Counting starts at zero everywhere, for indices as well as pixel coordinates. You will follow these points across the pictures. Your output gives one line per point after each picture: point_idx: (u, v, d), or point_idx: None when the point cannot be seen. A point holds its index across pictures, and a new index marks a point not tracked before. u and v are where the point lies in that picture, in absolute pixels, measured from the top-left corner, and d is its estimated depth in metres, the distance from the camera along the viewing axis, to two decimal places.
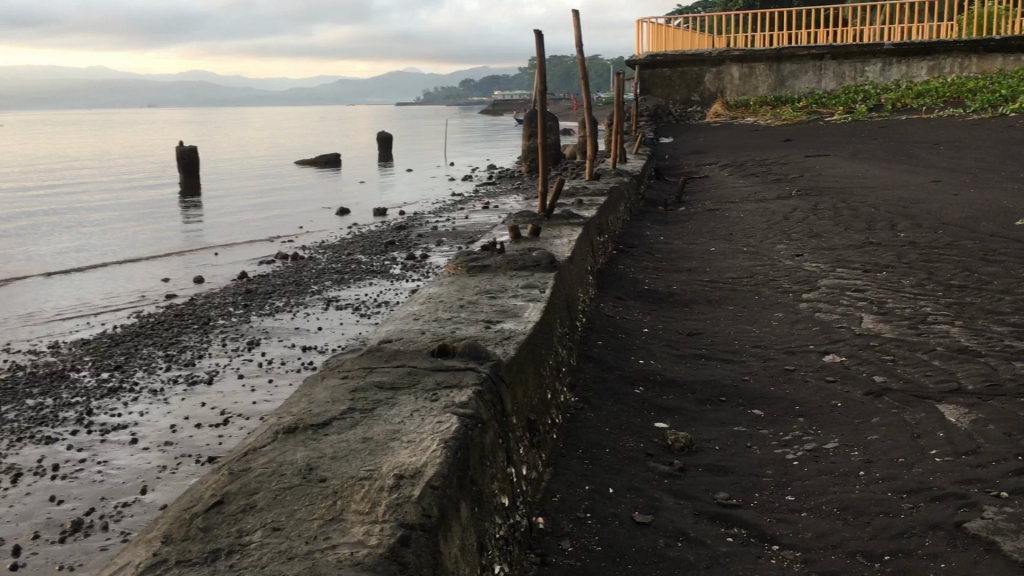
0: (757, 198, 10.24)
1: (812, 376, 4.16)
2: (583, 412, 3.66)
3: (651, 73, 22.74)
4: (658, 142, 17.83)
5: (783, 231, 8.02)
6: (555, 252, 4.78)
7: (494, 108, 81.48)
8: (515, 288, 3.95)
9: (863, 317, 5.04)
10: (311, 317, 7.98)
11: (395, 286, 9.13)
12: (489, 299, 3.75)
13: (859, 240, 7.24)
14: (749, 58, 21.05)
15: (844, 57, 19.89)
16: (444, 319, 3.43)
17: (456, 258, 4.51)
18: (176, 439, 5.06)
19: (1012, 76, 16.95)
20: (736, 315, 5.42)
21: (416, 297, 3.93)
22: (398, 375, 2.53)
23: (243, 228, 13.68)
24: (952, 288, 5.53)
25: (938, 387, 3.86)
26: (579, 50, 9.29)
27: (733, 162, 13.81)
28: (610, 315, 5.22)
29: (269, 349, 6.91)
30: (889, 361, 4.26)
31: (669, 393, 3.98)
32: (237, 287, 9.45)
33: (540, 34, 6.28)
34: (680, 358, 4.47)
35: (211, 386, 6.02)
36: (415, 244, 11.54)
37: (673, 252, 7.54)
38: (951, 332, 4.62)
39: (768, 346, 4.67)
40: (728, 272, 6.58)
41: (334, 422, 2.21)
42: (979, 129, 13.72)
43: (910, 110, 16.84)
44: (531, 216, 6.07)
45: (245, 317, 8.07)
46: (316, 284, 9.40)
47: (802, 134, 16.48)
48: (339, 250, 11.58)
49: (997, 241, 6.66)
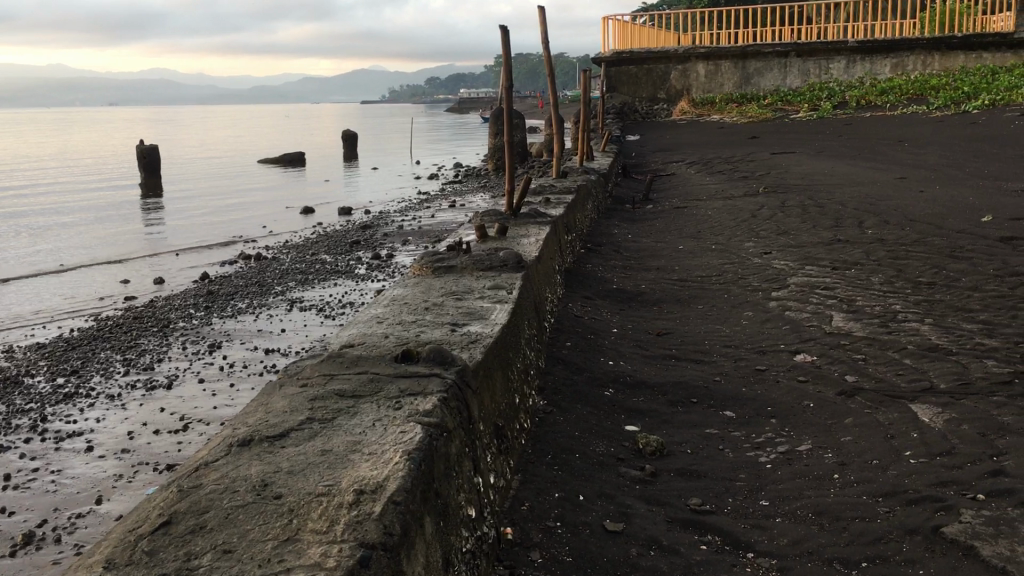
0: (725, 195, 10.23)
1: (783, 376, 4.10)
2: (552, 415, 3.58)
3: (616, 71, 22.68)
4: (625, 140, 17.81)
5: (750, 228, 7.99)
6: (522, 252, 4.68)
7: (460, 106, 81.24)
8: (482, 289, 3.85)
9: (833, 315, 5.00)
10: (274, 318, 7.83)
11: (360, 287, 9.00)
12: (455, 301, 3.65)
13: (827, 237, 7.23)
14: (714, 56, 21.09)
15: (809, 54, 20.00)
16: (409, 322, 3.32)
17: (421, 258, 4.41)
18: (133, 447, 4.90)
19: (974, 73, 17.14)
20: (706, 314, 5.36)
21: (379, 299, 3.82)
22: (360, 382, 2.42)
23: (206, 229, 13.46)
24: (921, 286, 5.52)
25: (910, 387, 3.82)
26: (546, 47, 9.21)
27: (700, 160, 13.80)
28: (578, 315, 5.14)
29: (231, 352, 6.76)
30: (860, 360, 4.22)
31: (639, 395, 3.91)
32: (198, 289, 9.26)
33: (506, 30, 6.17)
34: (649, 359, 4.40)
35: (170, 391, 5.86)
36: (381, 244, 11.41)
37: (642, 250, 7.48)
38: (921, 330, 4.60)
39: (738, 345, 4.61)
40: (696, 270, 6.53)
41: (290, 434, 2.10)
42: (943, 126, 13.83)
43: (874, 107, 16.95)
44: (498, 215, 5.98)
45: (206, 319, 7.90)
46: (280, 285, 9.24)
47: (768, 132, 16.52)
48: (303, 249, 11.41)
49: (964, 237, 6.68)
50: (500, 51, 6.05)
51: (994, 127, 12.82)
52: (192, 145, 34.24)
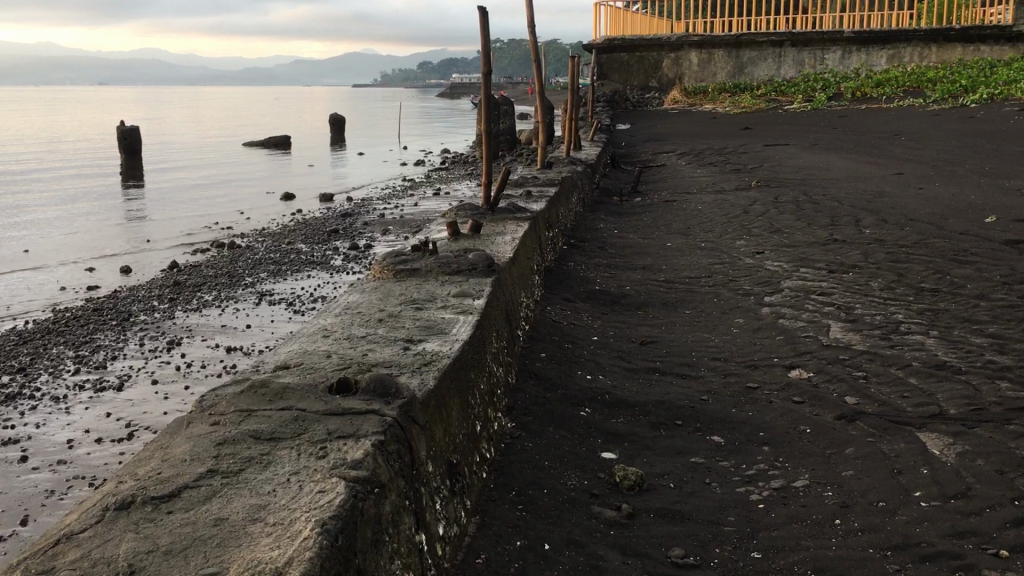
0: (715, 189, 9.88)
1: (777, 396, 3.74)
2: (520, 441, 3.20)
3: (608, 58, 22.41)
4: (616, 128, 17.44)
5: (742, 225, 7.64)
6: (495, 253, 4.30)
7: (451, 90, 80.68)
8: (446, 297, 3.47)
9: (831, 325, 4.64)
10: (241, 313, 7.43)
11: (334, 279, 8.60)
12: (415, 311, 3.27)
13: (822, 236, 6.88)
14: (708, 44, 20.71)
15: (804, 43, 19.64)
16: (358, 337, 2.94)
17: (383, 258, 4.02)
18: (70, 457, 4.51)
19: (971, 66, 16.81)
20: (694, 321, 4.99)
21: (331, 307, 3.44)
22: (281, 422, 2.03)
23: (184, 216, 13.08)
24: (923, 293, 5.17)
25: (917, 411, 3.46)
26: (533, 33, 8.81)
27: (692, 151, 13.42)
28: (557, 321, 4.77)
29: (190, 350, 6.36)
30: (861, 378, 3.85)
31: (618, 416, 3.54)
32: (165, 279, 8.85)
33: (486, 12, 5.77)
34: (630, 373, 4.03)
35: (119, 394, 5.47)
36: (360, 233, 11.00)
37: (628, 247, 7.13)
38: (926, 344, 4.24)
39: (728, 358, 4.24)
40: (684, 270, 6.17)
41: (184, 492, 1.72)
42: (941, 119, 13.50)
43: (869, 99, 16.62)
44: (474, 210, 5.60)
45: (168, 313, 7.49)
46: (250, 276, 8.83)
47: (760, 122, 16.17)
48: (280, 238, 11.01)
49: (967, 239, 6.33)
50: (480, 35, 5.64)
51: (993, 122, 12.49)
52: (180, 126, 33.72)
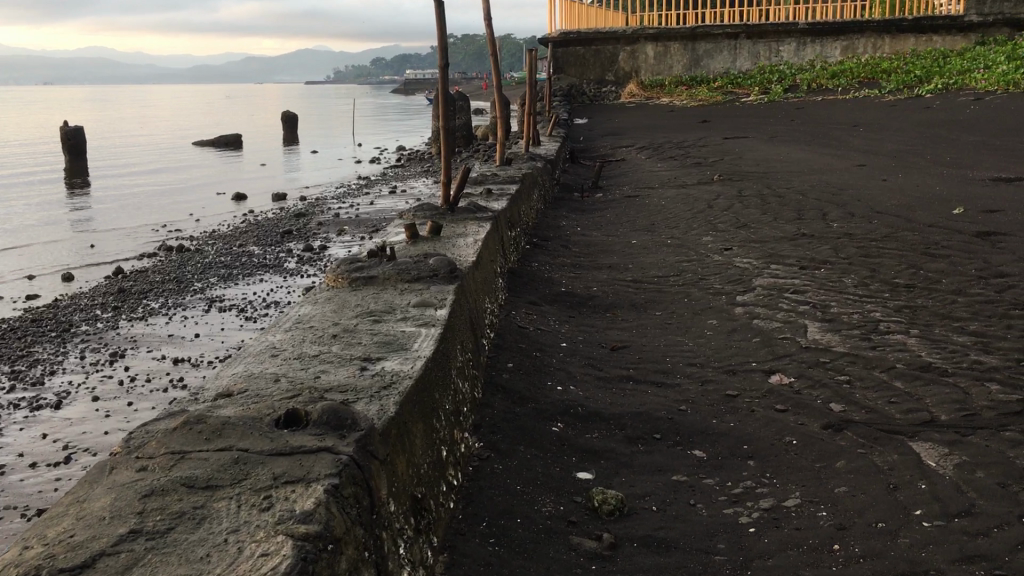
0: (677, 183, 9.71)
1: (759, 405, 3.53)
2: (489, 463, 2.97)
3: (563, 52, 21.84)
4: (573, 123, 17.26)
5: (707, 220, 7.46)
6: (456, 256, 4.05)
7: (405, 86, 80.07)
8: (405, 308, 3.22)
9: (808, 325, 4.46)
10: (190, 321, 7.09)
11: (287, 284, 8.28)
12: (372, 324, 3.02)
13: (790, 231, 6.72)
14: (663, 37, 20.58)
15: (759, 35, 19.60)
16: (310, 355, 2.67)
17: (336, 266, 3.76)
18: (2, 485, 4.19)
19: (925, 56, 16.87)
20: (665, 323, 4.78)
21: (281, 320, 3.17)
22: (219, 465, 1.77)
23: (131, 220, 12.66)
24: (899, 288, 5.01)
25: (907, 418, 3.28)
26: (489, 27, 8.55)
27: (651, 144, 13.28)
28: (523, 326, 4.53)
29: (134, 362, 6.03)
30: (845, 383, 3.66)
31: (593, 431, 3.31)
32: (109, 286, 8.47)
33: (441, 3, 5.50)
34: (603, 383, 3.80)
35: (57, 412, 5.13)
36: (315, 234, 10.68)
37: (592, 245, 6.91)
38: (908, 344, 4.07)
39: (704, 363, 4.03)
40: (651, 269, 5.98)
41: (100, 565, 1.46)
42: (898, 110, 13.48)
43: (825, 91, 16.60)
44: (433, 210, 5.35)
45: (112, 323, 7.14)
46: (199, 282, 8.49)
47: (718, 115, 16.08)
48: (231, 240, 10.66)
49: (936, 232, 6.20)
50: (436, 28, 5.37)
51: (951, 111, 12.50)
52: (127, 127, 32.99)
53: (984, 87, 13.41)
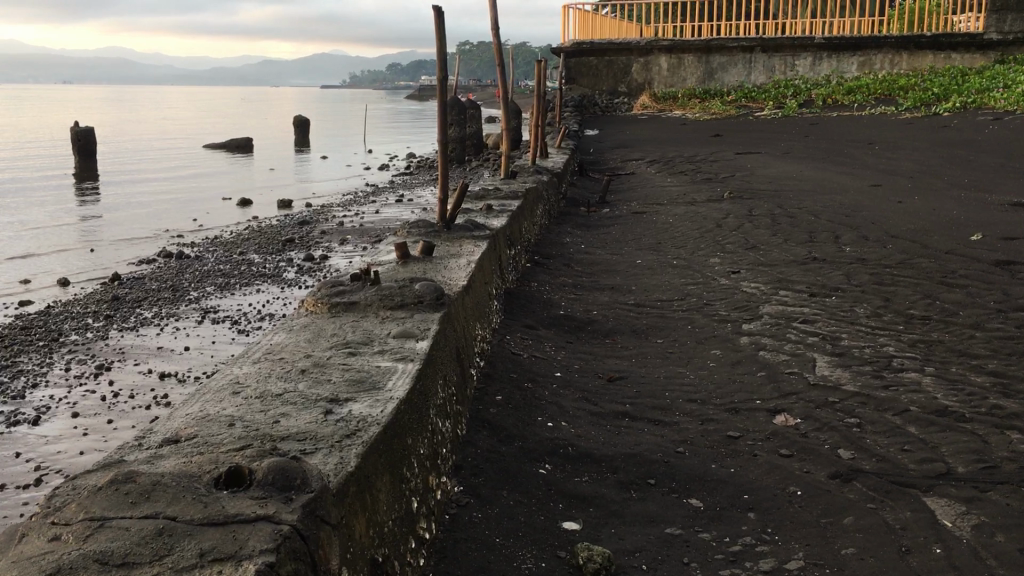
0: (687, 200, 9.49)
1: (761, 449, 3.31)
2: (467, 511, 2.75)
3: (576, 61, 21.70)
4: (584, 134, 17.06)
5: (714, 240, 7.24)
6: (445, 281, 3.84)
7: (420, 91, 80.01)
8: (385, 338, 3.01)
9: (817, 359, 4.23)
10: (181, 332, 6.89)
11: (284, 295, 8.07)
12: (346, 358, 2.81)
13: (801, 254, 6.49)
14: (677, 49, 20.36)
15: (774, 49, 19.36)
16: (273, 394, 2.47)
17: (317, 289, 3.55)
18: None
19: (943, 74, 16.62)
20: (666, 352, 4.56)
21: (250, 349, 2.97)
22: (141, 536, 1.56)
23: (134, 222, 12.51)
24: (913, 321, 4.78)
25: (920, 470, 3.05)
26: (497, 35, 8.36)
27: (661, 158, 13.06)
28: (515, 353, 4.32)
29: (120, 376, 5.84)
30: (854, 427, 3.43)
31: (583, 474, 3.09)
32: (102, 293, 8.29)
33: (441, 12, 5.32)
34: (596, 419, 3.58)
35: (34, 429, 4.93)
36: (317, 242, 10.49)
37: (596, 264, 6.70)
38: (922, 384, 3.83)
39: (705, 400, 3.80)
40: (656, 292, 5.76)
41: None
42: (915, 128, 13.24)
43: (841, 106, 16.35)
44: (428, 228, 5.15)
45: (102, 332, 6.95)
46: (195, 290, 8.30)
47: (731, 129, 15.85)
48: (231, 247, 10.47)
49: (953, 260, 5.96)
50: (436, 37, 5.19)
51: (969, 131, 12.26)
52: (139, 127, 32.95)
53: (1003, 107, 13.15)
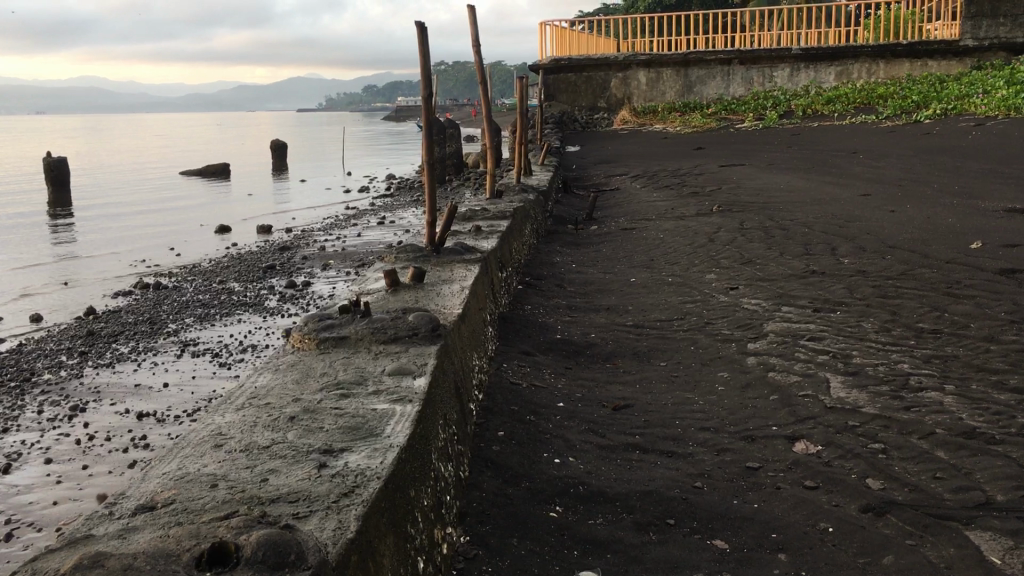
0: (675, 214, 9.32)
1: (784, 480, 3.09)
2: (476, 565, 2.53)
3: (554, 78, 21.53)
4: (565, 151, 16.91)
5: (709, 256, 7.06)
6: (439, 310, 3.61)
7: (396, 112, 79.81)
8: (379, 377, 2.78)
9: (831, 380, 4.03)
10: (159, 368, 6.62)
11: (266, 324, 7.82)
12: (340, 401, 2.58)
13: (799, 267, 6.32)
14: (656, 63, 20.24)
15: (752, 61, 19.30)
16: (262, 445, 2.24)
17: (302, 324, 3.32)
18: None
19: (921, 81, 16.60)
20: (670, 376, 4.35)
21: (235, 394, 2.74)
22: None
23: (110, 255, 12.22)
24: (924, 335, 4.60)
25: (957, 500, 2.86)
26: (477, 53, 8.18)
27: (645, 173, 12.90)
28: (514, 383, 4.09)
29: (95, 417, 5.57)
30: (880, 453, 3.23)
31: (597, 515, 2.86)
32: (77, 328, 8.02)
33: (424, 28, 5.12)
34: (606, 453, 3.35)
35: (3, 479, 4.67)
36: (298, 268, 10.24)
37: (589, 284, 6.50)
38: (945, 403, 3.64)
39: (719, 428, 3.59)
40: (653, 311, 5.56)
41: None
42: (898, 135, 13.17)
43: (821, 117, 16.26)
44: (417, 252, 4.94)
45: (76, 370, 6.68)
46: (174, 322, 8.04)
47: (712, 142, 15.75)
48: (210, 276, 10.20)
49: (956, 269, 5.80)
50: (419, 55, 4.99)
51: (953, 137, 12.19)
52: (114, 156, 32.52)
53: (984, 113, 13.07)
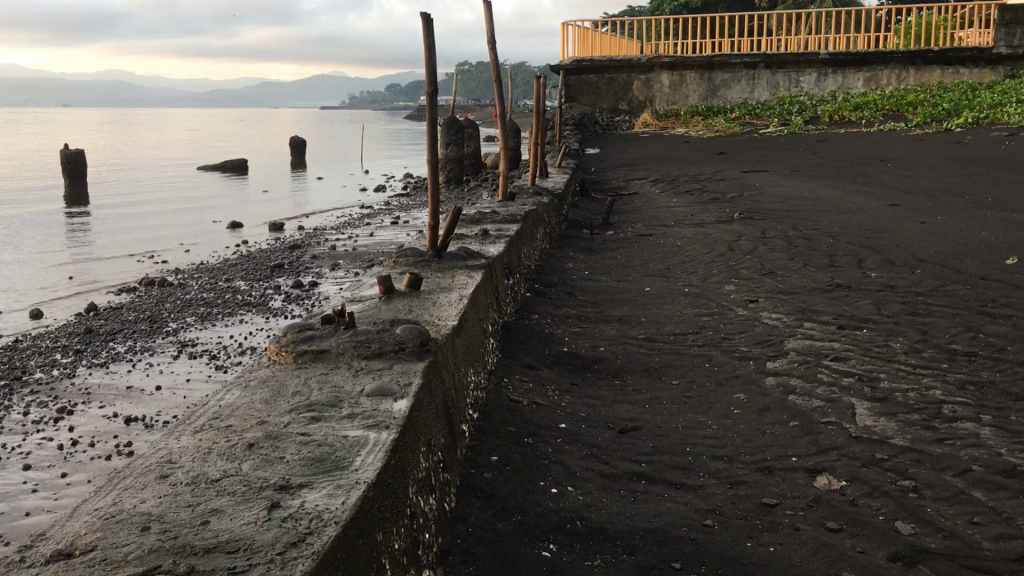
0: (695, 221, 9.02)
1: (803, 521, 2.80)
2: None
3: (576, 80, 21.10)
4: (584, 153, 16.62)
5: (728, 265, 6.75)
6: (431, 321, 3.34)
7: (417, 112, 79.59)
8: (356, 399, 2.50)
9: (856, 406, 3.73)
10: (154, 369, 6.38)
11: (268, 326, 7.57)
12: (308, 427, 2.30)
13: (823, 280, 6.01)
14: (679, 65, 19.86)
15: (778, 65, 18.94)
16: (211, 479, 1.97)
17: (281, 335, 3.05)
18: None
19: (951, 89, 16.22)
20: (683, 397, 4.05)
21: (197, 413, 2.47)
22: None
23: (119, 250, 12.02)
24: (958, 359, 4.28)
25: (998, 550, 2.55)
26: (493, 51, 7.90)
27: (665, 177, 12.60)
28: (513, 401, 3.82)
29: (81, 421, 5.32)
30: (910, 492, 2.93)
31: (594, 555, 2.58)
32: (76, 325, 7.80)
33: (429, 20, 4.87)
34: (608, 483, 3.06)
35: None
36: (307, 268, 9.99)
37: (602, 292, 6.21)
38: (982, 437, 3.33)
39: (733, 457, 3.30)
40: (667, 324, 5.27)
41: None
42: (927, 144, 12.80)
43: (848, 123, 15.89)
44: (418, 257, 4.67)
45: (68, 370, 6.45)
46: (175, 321, 7.81)
47: (735, 147, 15.43)
48: (217, 273, 9.98)
49: (990, 286, 5.48)
50: (423, 49, 4.74)
51: (984, 146, 11.83)
52: (134, 150, 32.42)
53: (1017, 122, 12.69)
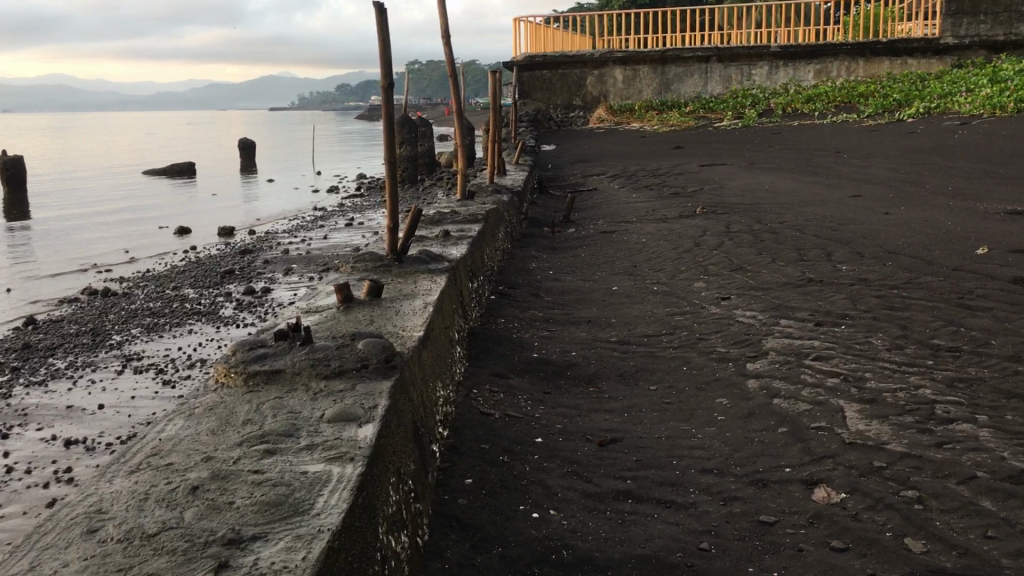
0: (657, 216, 8.82)
1: (806, 541, 2.59)
2: None
3: (529, 75, 20.70)
4: (539, 150, 16.39)
5: (695, 261, 6.57)
6: (394, 334, 3.07)
7: (367, 113, 78.88)
8: (315, 427, 2.23)
9: (846, 408, 3.54)
10: (96, 386, 6.02)
11: (218, 336, 7.22)
12: (259, 463, 2.03)
13: (794, 275, 5.84)
14: (632, 59, 19.70)
15: (730, 58, 18.90)
16: (147, 532, 1.70)
17: (229, 355, 2.76)
18: None
19: (902, 79, 16.25)
20: (664, 403, 3.84)
21: (134, 448, 2.18)
22: None
23: (61, 262, 11.54)
24: (943, 355, 4.11)
25: (1019, 569, 2.36)
26: (448, 46, 7.62)
27: (623, 172, 12.42)
28: (485, 415, 3.57)
29: (16, 446, 4.96)
30: (916, 503, 2.74)
31: None
32: (13, 340, 7.40)
33: (383, 10, 4.60)
34: (593, 505, 2.83)
35: None
36: (258, 273, 9.64)
37: (568, 293, 5.98)
38: (982, 439, 3.16)
39: (723, 470, 3.08)
40: (639, 325, 5.06)
41: None
42: (882, 134, 12.76)
43: (801, 115, 15.84)
44: (377, 261, 4.40)
45: (3, 390, 6.06)
46: (119, 333, 7.43)
47: (692, 141, 15.30)
48: (163, 281, 9.59)
49: (965, 277, 5.34)
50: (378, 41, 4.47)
51: (940, 136, 11.80)
52: (78, 157, 31.57)
53: (969, 111, 12.69)
